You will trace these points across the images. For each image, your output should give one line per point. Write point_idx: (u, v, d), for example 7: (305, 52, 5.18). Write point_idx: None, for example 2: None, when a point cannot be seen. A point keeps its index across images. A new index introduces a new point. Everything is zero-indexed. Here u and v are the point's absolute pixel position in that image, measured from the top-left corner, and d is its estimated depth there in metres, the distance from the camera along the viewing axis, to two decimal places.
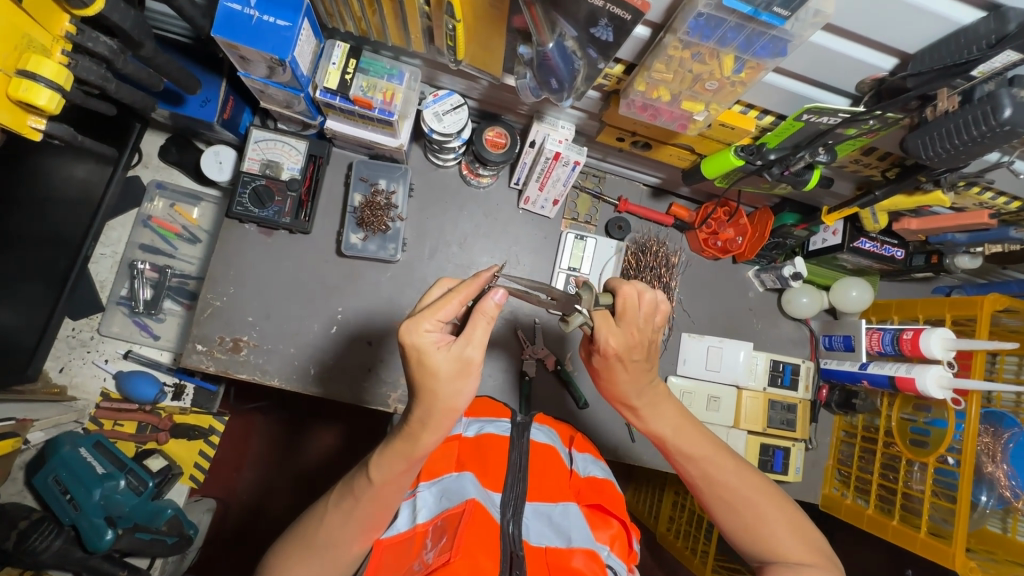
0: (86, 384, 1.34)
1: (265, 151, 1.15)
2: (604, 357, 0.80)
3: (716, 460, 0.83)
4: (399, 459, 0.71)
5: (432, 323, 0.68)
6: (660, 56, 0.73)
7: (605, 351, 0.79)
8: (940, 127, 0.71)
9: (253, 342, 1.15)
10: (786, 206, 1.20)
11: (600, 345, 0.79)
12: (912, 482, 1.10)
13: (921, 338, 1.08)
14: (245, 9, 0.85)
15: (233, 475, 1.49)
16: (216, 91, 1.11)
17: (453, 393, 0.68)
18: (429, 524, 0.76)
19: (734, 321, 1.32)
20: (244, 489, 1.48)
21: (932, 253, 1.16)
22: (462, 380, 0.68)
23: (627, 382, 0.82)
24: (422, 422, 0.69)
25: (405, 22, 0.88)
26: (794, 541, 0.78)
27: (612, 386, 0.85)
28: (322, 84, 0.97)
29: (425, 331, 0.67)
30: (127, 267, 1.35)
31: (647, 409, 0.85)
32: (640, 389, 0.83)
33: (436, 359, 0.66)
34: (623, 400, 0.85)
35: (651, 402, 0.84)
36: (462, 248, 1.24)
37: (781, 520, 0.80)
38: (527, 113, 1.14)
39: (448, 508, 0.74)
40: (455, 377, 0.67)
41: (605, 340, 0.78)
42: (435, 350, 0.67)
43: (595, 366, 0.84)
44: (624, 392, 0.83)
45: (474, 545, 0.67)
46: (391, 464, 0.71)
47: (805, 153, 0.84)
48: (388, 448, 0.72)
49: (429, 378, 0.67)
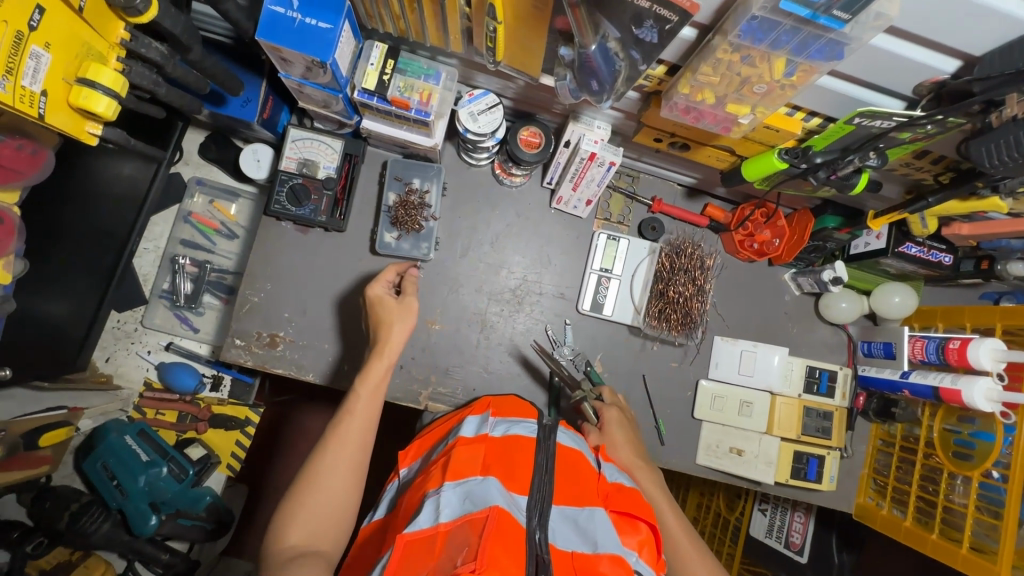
0: (130, 374, 1.39)
1: (303, 149, 1.16)
2: (608, 419, 1.06)
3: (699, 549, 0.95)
4: (376, 367, 0.96)
5: (381, 283, 1.06)
6: (708, 58, 0.71)
7: (613, 419, 1.06)
8: (1006, 134, 0.67)
9: (289, 338, 1.18)
10: (830, 207, 1.14)
11: (608, 414, 1.06)
12: (954, 496, 1.08)
13: (968, 349, 1.04)
14: (288, 11, 0.86)
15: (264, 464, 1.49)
16: (257, 91, 1.12)
17: (402, 325, 1.00)
18: (453, 523, 0.70)
19: (769, 323, 1.30)
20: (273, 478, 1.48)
21: (982, 259, 1.12)
22: (405, 314, 1.01)
23: (626, 442, 1.04)
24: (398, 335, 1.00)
25: (445, 23, 0.87)
26: None
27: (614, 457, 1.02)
28: (360, 85, 0.98)
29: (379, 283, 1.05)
30: (169, 262, 1.39)
31: (645, 474, 1.02)
32: (637, 453, 1.04)
33: (388, 300, 1.02)
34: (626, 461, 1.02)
35: (645, 469, 1.02)
36: (493, 247, 1.25)
37: None
38: (562, 112, 1.12)
39: (470, 511, 0.71)
40: (401, 313, 1.01)
41: (610, 411, 1.07)
42: (383, 294, 1.04)
43: (605, 429, 1.05)
44: (625, 454, 1.02)
45: (498, 550, 0.64)
46: (370, 376, 0.95)
47: (854, 157, 0.82)
48: (368, 364, 0.96)
49: (389, 312, 1.01)
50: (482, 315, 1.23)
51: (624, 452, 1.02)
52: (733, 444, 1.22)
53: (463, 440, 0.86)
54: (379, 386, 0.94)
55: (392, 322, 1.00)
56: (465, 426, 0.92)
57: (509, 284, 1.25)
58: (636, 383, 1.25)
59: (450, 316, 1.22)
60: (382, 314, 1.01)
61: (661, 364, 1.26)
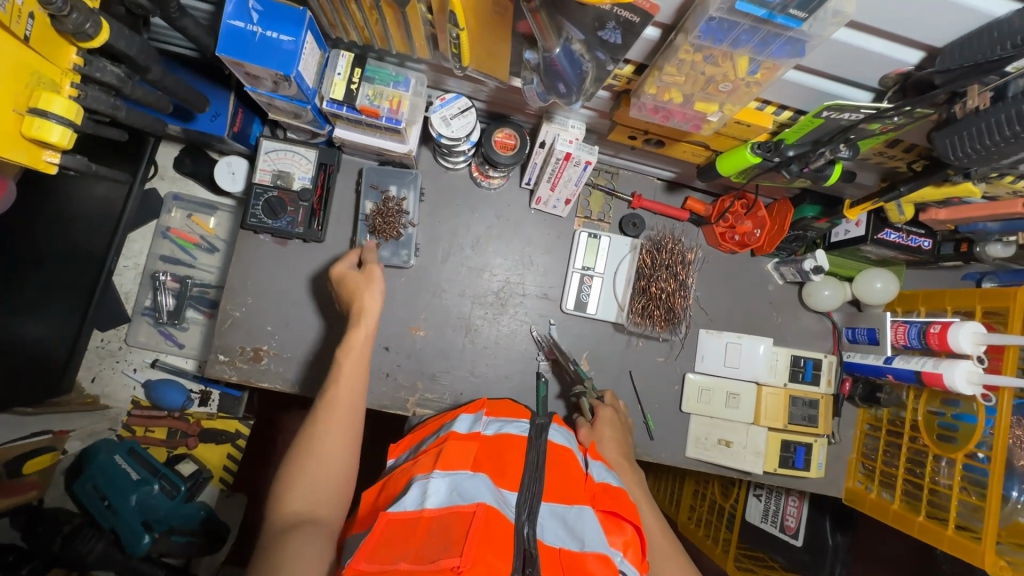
0: (117, 393, 1.39)
1: (276, 161, 1.15)
2: (601, 416, 1.07)
3: (673, 548, 0.94)
4: (354, 335, 0.96)
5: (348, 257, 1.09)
6: (671, 58, 0.70)
7: (605, 417, 1.07)
8: (970, 126, 0.67)
9: (273, 351, 1.18)
10: (808, 196, 1.13)
11: (602, 413, 1.08)
12: (939, 478, 1.09)
13: (949, 333, 1.05)
14: (248, 25, 0.84)
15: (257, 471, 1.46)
16: (226, 104, 1.11)
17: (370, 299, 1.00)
18: (437, 511, 0.70)
19: (753, 314, 1.30)
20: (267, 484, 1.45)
21: (962, 242, 1.12)
22: (370, 283, 1.03)
23: (614, 440, 1.05)
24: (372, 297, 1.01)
25: (409, 30, 0.86)
26: None
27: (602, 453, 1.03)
28: (328, 96, 0.96)
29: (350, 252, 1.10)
30: (150, 278, 1.38)
31: (629, 472, 1.02)
32: (624, 453, 1.04)
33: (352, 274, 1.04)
34: (614, 459, 1.03)
35: (631, 470, 1.03)
36: (474, 250, 1.24)
37: None
38: (536, 112, 1.11)
39: (457, 504, 0.71)
40: (366, 281, 1.03)
41: (603, 412, 1.08)
42: (346, 269, 1.06)
43: (597, 421, 1.07)
44: (612, 452, 1.03)
45: (484, 547, 0.64)
46: (351, 344, 0.95)
47: (826, 149, 0.81)
48: (345, 334, 0.97)
49: (362, 287, 1.02)
50: (466, 319, 1.23)
51: (611, 448, 1.03)
52: (721, 436, 1.23)
53: (455, 435, 0.85)
54: (361, 352, 0.95)
55: (366, 283, 1.02)
56: (457, 423, 0.92)
57: (492, 287, 1.24)
58: (623, 380, 1.25)
59: (434, 321, 1.22)
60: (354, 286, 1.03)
61: (648, 360, 1.26)
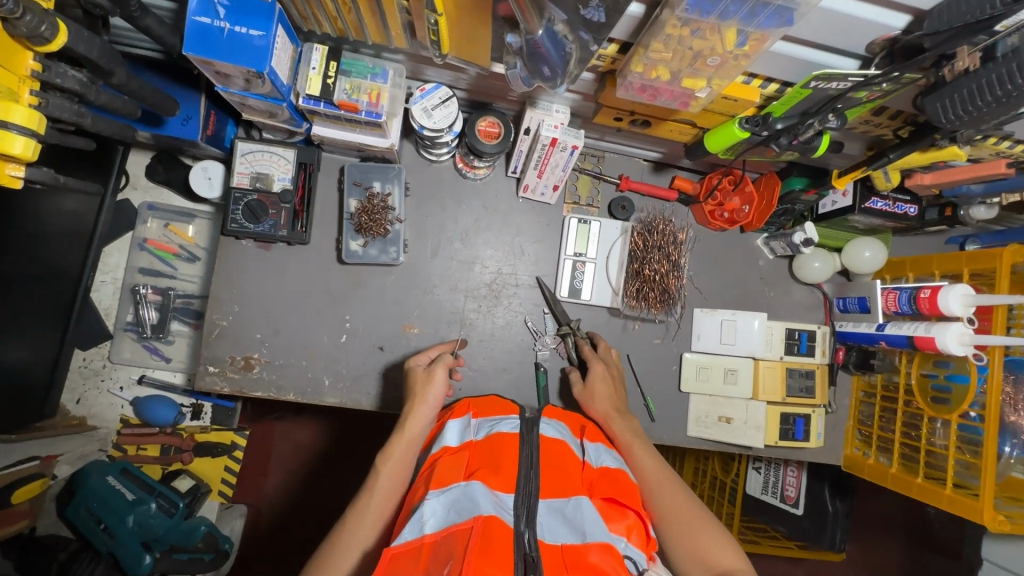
0: (104, 413, 1.36)
1: (254, 162, 1.12)
2: (593, 373, 1.10)
3: (667, 480, 0.92)
4: (397, 445, 0.90)
5: (422, 356, 1.08)
6: (658, 35, 0.69)
7: (596, 374, 1.10)
8: (960, 89, 0.67)
9: (264, 359, 1.15)
10: (795, 168, 1.14)
11: (592, 371, 1.11)
12: (935, 439, 1.11)
13: (939, 296, 1.06)
14: (215, 21, 0.80)
15: (260, 480, 1.47)
16: (196, 106, 1.06)
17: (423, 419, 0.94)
18: (438, 534, 0.70)
19: (746, 289, 1.31)
20: (272, 492, 1.47)
21: (946, 206, 1.13)
22: (428, 383, 0.98)
23: (603, 396, 1.08)
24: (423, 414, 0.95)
25: (384, 19, 0.83)
26: (715, 547, 0.83)
27: (596, 407, 1.07)
28: (303, 92, 0.93)
29: (419, 357, 1.07)
30: (130, 292, 1.33)
31: (620, 423, 1.03)
32: (616, 406, 1.07)
33: (416, 372, 1.02)
34: (608, 414, 1.06)
35: (624, 418, 1.04)
36: (464, 243, 1.22)
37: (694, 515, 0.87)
38: (518, 99, 1.09)
39: (454, 523, 0.70)
40: (424, 381, 0.99)
41: (594, 369, 1.11)
42: (417, 366, 1.05)
43: (588, 381, 1.10)
44: (602, 406, 1.07)
45: (484, 563, 0.64)
46: (392, 453, 0.89)
47: (814, 120, 0.81)
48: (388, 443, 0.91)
49: (420, 401, 0.96)
50: (460, 314, 1.21)
51: (600, 404, 1.07)
52: (721, 413, 1.24)
53: (447, 450, 0.86)
54: (403, 462, 0.89)
55: (419, 403, 0.96)
56: (446, 434, 0.91)
57: (484, 279, 1.23)
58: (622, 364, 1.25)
59: (428, 318, 1.20)
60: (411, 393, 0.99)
61: (645, 343, 1.25)
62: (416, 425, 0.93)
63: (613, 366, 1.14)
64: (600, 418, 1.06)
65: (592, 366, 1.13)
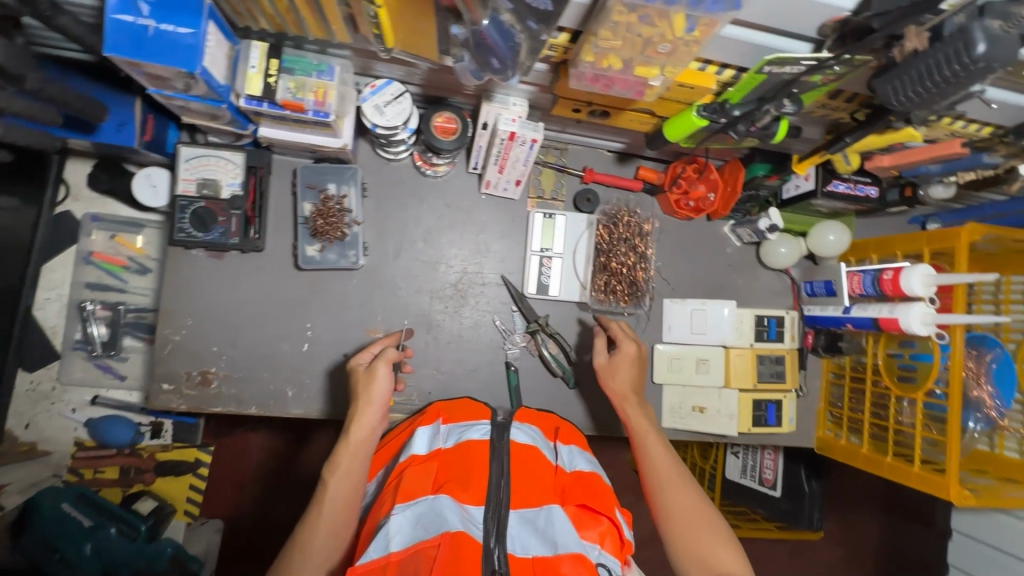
0: (56, 437, 1.30)
1: (199, 168, 1.06)
2: (625, 352, 1.07)
3: (677, 477, 0.92)
4: (344, 454, 0.87)
5: (366, 353, 1.01)
6: (605, 22, 0.66)
7: (625, 352, 1.07)
8: (911, 69, 0.65)
9: (223, 372, 1.11)
10: (757, 154, 1.13)
11: (625, 347, 1.07)
12: (902, 418, 1.12)
13: (901, 277, 1.06)
14: (138, 19, 0.75)
15: (234, 494, 1.43)
16: (131, 111, 1.01)
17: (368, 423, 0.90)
18: (405, 551, 0.67)
19: (715, 278, 1.31)
20: (247, 506, 1.43)
21: (906, 186, 1.14)
22: (370, 382, 0.93)
23: (626, 376, 1.06)
24: (368, 416, 0.91)
25: (323, 13, 0.78)
26: (721, 548, 0.84)
27: (615, 385, 1.06)
28: (243, 92, 0.88)
29: (362, 354, 1.01)
30: (77, 309, 1.27)
31: (634, 408, 1.03)
32: (636, 388, 1.06)
33: (359, 372, 0.97)
34: (626, 395, 1.04)
35: (639, 405, 1.04)
36: (428, 243, 1.19)
37: (703, 513, 0.88)
38: (474, 93, 1.05)
39: (422, 539, 0.68)
40: (367, 380, 0.94)
41: (627, 344, 1.07)
42: (361, 363, 0.99)
43: (617, 356, 1.07)
44: (621, 387, 1.05)
45: None
46: (339, 463, 0.86)
47: (769, 107, 0.79)
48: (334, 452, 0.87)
49: (365, 403, 0.91)
50: (426, 316, 1.18)
51: (620, 383, 1.06)
52: (695, 403, 1.23)
53: (415, 459, 0.81)
54: (352, 468, 0.86)
55: (364, 405, 0.91)
56: (415, 441, 0.86)
57: (450, 279, 1.20)
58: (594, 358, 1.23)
59: (393, 322, 1.17)
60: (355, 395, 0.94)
61: None
62: (362, 430, 0.89)
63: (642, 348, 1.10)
64: (617, 397, 1.05)
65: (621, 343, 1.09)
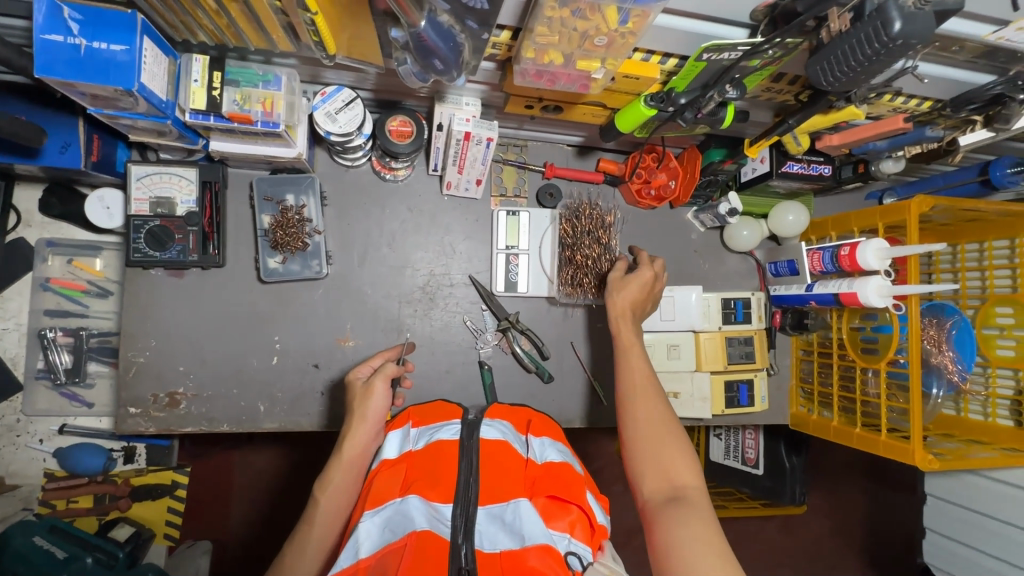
0: (25, 470, 1.28)
1: (152, 186, 1.04)
2: (640, 275, 1.06)
3: (653, 393, 0.92)
4: (335, 474, 0.84)
5: (365, 368, 0.99)
6: (539, 19, 0.67)
7: (643, 274, 1.06)
8: (835, 50, 0.67)
9: (190, 393, 1.10)
10: (712, 141, 1.14)
11: (643, 270, 1.07)
12: (868, 389, 1.15)
13: (857, 252, 1.09)
14: (69, 39, 0.74)
15: (222, 513, 1.42)
16: (75, 132, 0.99)
17: (362, 443, 0.87)
18: (374, 557, 0.67)
19: (682, 264, 1.33)
20: (236, 524, 1.42)
21: (859, 163, 1.15)
22: (366, 398, 0.90)
23: (635, 297, 1.05)
24: (363, 432, 0.88)
25: (260, 22, 0.78)
26: (682, 462, 0.82)
27: (616, 301, 1.05)
28: (188, 107, 0.87)
29: (362, 367, 0.99)
30: (37, 338, 1.25)
31: (628, 325, 1.02)
32: (634, 306, 1.05)
33: (354, 386, 0.95)
34: (624, 311, 1.04)
35: (630, 325, 1.02)
36: (392, 248, 1.18)
37: (670, 427, 0.86)
38: (427, 95, 1.05)
39: (390, 541, 0.68)
40: (363, 396, 0.91)
41: (646, 268, 1.07)
42: (358, 378, 0.96)
43: (631, 277, 1.07)
44: (623, 303, 1.04)
45: None
46: (330, 481, 0.84)
47: (713, 93, 0.80)
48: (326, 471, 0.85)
49: (359, 420, 0.88)
50: (396, 321, 1.18)
51: (623, 299, 1.04)
52: (669, 388, 1.25)
53: (385, 464, 0.82)
54: (345, 488, 0.84)
55: (358, 422, 0.88)
56: (386, 446, 0.86)
57: (417, 283, 1.19)
58: (567, 352, 1.24)
59: (363, 329, 1.16)
60: (350, 409, 0.92)
61: (588, 330, 1.25)
62: (355, 446, 0.86)
63: (657, 281, 1.10)
64: (615, 311, 1.04)
65: (638, 268, 1.09)
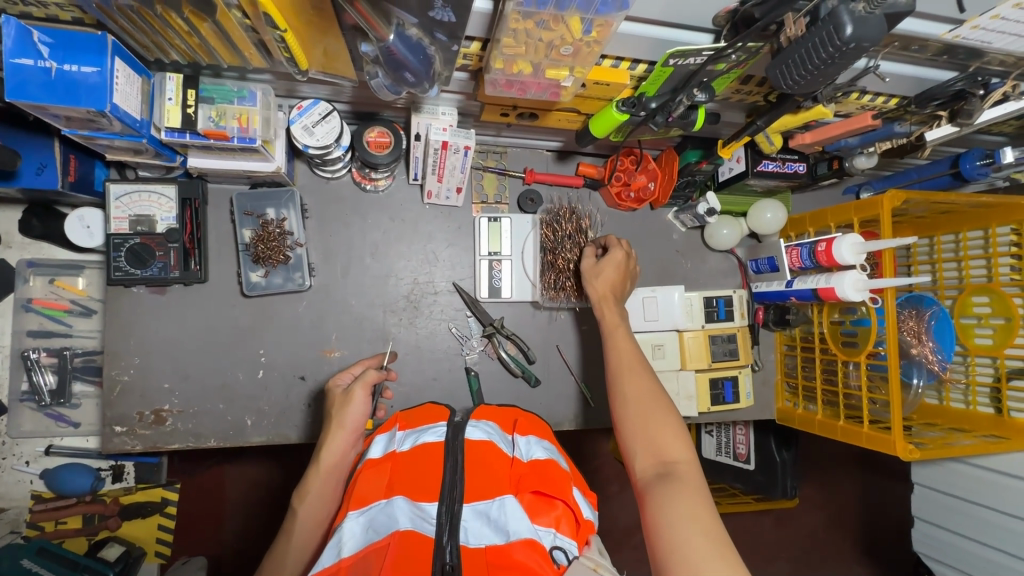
0: (11, 492, 1.29)
1: (131, 205, 1.05)
2: (612, 257, 1.08)
3: (641, 370, 0.93)
4: (316, 482, 0.85)
5: (346, 374, 1.02)
6: (505, 30, 0.68)
7: (614, 256, 1.09)
8: (794, 53, 0.69)
9: (176, 409, 1.10)
10: (688, 143, 1.17)
11: (614, 251, 1.09)
12: (850, 381, 1.16)
13: (833, 247, 1.11)
14: (40, 62, 0.74)
15: (216, 530, 1.41)
16: (51, 154, 1.00)
17: (338, 451, 0.87)
18: (356, 556, 0.68)
19: (664, 264, 1.34)
20: (230, 539, 1.41)
21: (833, 159, 1.16)
22: (345, 405, 0.91)
23: (608, 280, 1.07)
24: (342, 439, 0.88)
25: (231, 41, 0.78)
26: (670, 437, 0.82)
27: (595, 286, 1.07)
28: (163, 125, 0.88)
29: (342, 376, 1.01)
30: (20, 359, 1.24)
31: (611, 308, 1.04)
32: (617, 291, 1.07)
33: (334, 394, 0.97)
34: (605, 294, 1.06)
35: (613, 307, 1.05)
36: (375, 258, 1.19)
37: (658, 403, 0.87)
38: (403, 106, 1.06)
39: (374, 540, 0.69)
40: (343, 403, 0.93)
41: (616, 248, 1.10)
42: (338, 387, 0.99)
43: (602, 262, 1.09)
44: (602, 287, 1.06)
45: None
46: (307, 490, 0.84)
47: (683, 97, 0.82)
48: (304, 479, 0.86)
49: (338, 428, 0.89)
50: (382, 330, 1.18)
51: (602, 283, 1.06)
52: None
53: (369, 463, 0.82)
54: (325, 496, 0.84)
55: (336, 428, 0.88)
56: (372, 448, 0.87)
57: (401, 292, 1.20)
58: (553, 354, 1.25)
59: (348, 340, 1.17)
60: (329, 416, 0.93)
61: (573, 332, 1.26)
62: (333, 454, 0.87)
63: (631, 261, 1.12)
64: (597, 295, 1.06)
65: (610, 250, 1.11)
